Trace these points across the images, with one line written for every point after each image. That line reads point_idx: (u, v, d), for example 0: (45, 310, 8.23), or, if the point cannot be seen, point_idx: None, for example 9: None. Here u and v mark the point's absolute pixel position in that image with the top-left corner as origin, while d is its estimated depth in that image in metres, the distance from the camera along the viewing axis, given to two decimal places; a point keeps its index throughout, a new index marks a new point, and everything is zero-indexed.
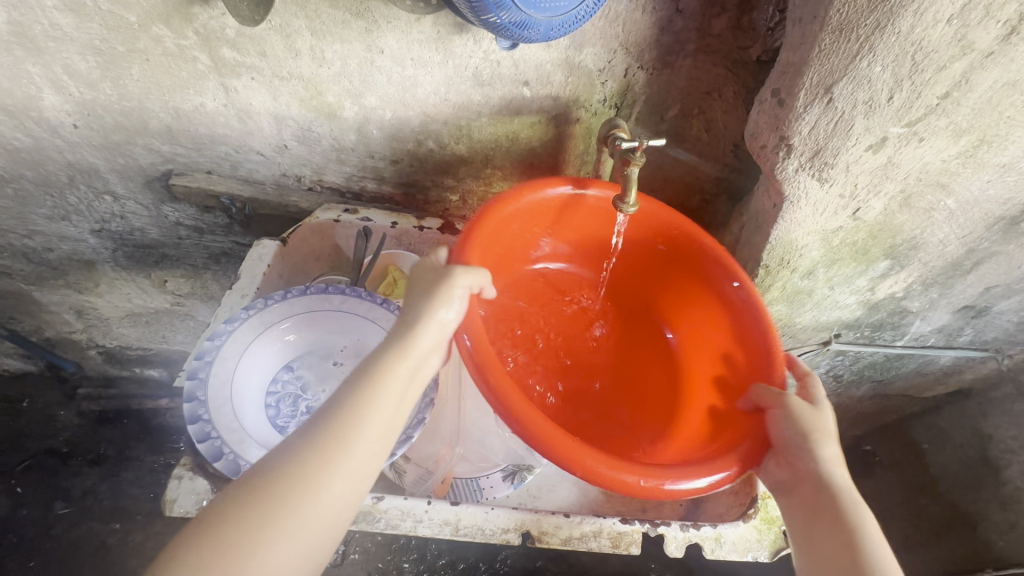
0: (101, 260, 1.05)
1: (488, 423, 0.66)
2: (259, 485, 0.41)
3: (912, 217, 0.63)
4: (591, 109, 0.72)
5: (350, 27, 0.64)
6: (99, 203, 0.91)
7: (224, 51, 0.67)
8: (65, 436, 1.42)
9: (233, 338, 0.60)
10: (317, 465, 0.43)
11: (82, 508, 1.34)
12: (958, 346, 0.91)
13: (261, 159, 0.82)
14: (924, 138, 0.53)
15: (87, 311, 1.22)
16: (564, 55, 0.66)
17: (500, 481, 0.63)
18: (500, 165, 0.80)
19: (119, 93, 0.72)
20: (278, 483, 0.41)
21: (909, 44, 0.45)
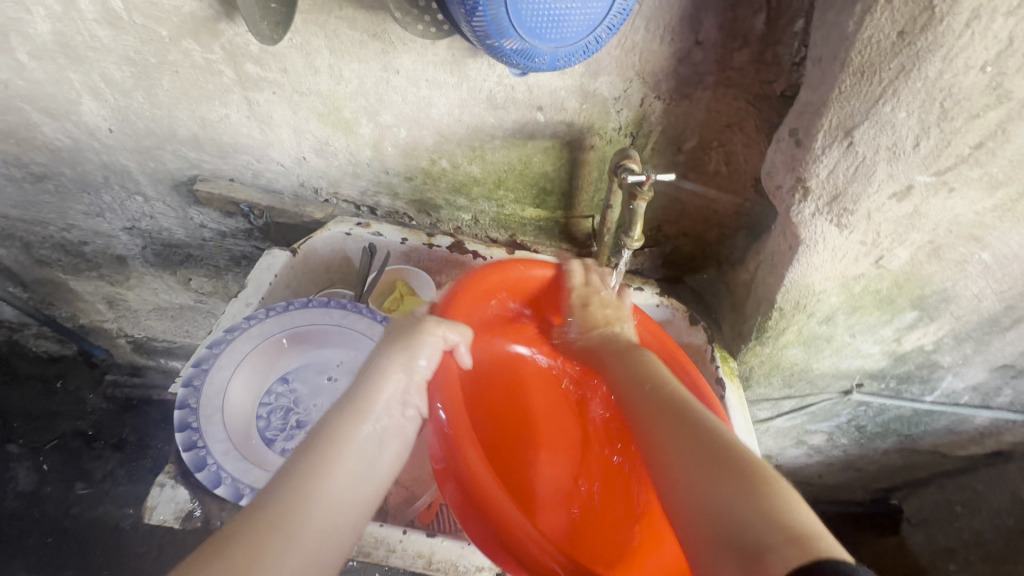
0: (132, 255, 1.10)
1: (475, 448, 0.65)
2: (225, 542, 0.42)
3: (943, 269, 0.59)
4: (606, 137, 0.70)
5: (367, 48, 0.64)
6: (130, 203, 0.95)
7: (247, 66, 0.69)
8: (91, 419, 1.48)
9: (231, 347, 0.61)
10: (299, 498, 0.45)
11: (100, 491, 1.39)
12: (995, 406, 0.84)
13: (281, 170, 0.83)
14: (955, 188, 0.49)
15: (118, 302, 1.27)
16: (579, 82, 0.65)
17: None
18: (513, 187, 0.79)
19: (150, 102, 0.75)
20: (246, 536, 0.42)
21: (937, 90, 0.42)
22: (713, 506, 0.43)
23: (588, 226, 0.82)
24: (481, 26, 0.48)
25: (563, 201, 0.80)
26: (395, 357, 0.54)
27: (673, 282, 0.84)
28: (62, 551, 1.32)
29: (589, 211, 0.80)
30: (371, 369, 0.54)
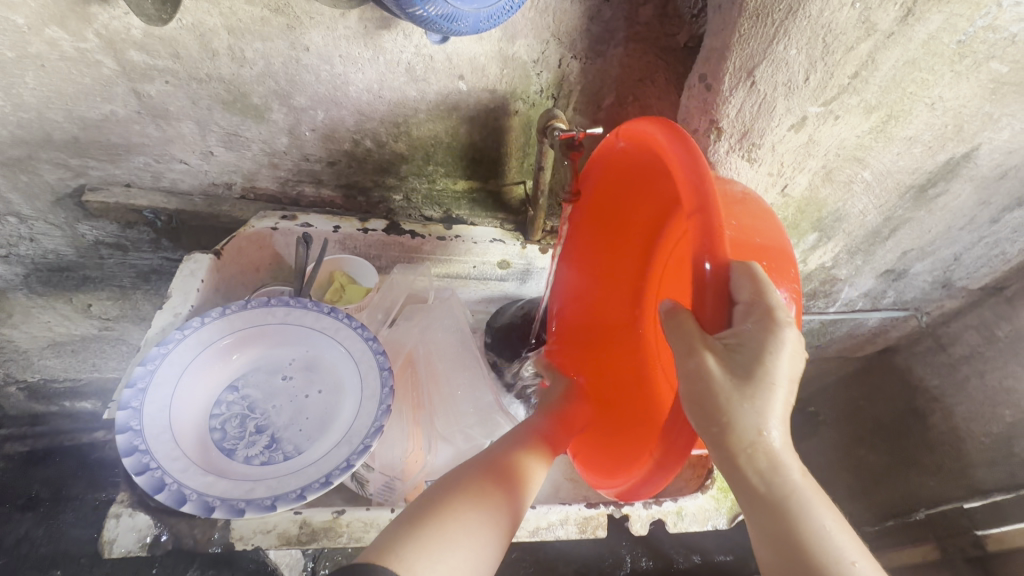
0: (13, 287, 0.96)
1: None
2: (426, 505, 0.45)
3: (834, 190, 0.68)
4: (529, 101, 0.72)
5: (270, 24, 0.60)
6: (2, 225, 0.83)
7: (132, 54, 0.62)
8: None
9: (168, 361, 0.56)
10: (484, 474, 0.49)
11: (16, 558, 1.22)
12: (882, 307, 0.98)
13: (186, 168, 0.77)
14: (839, 116, 0.56)
15: (1, 345, 1.10)
16: (498, 47, 0.65)
17: None
18: (442, 161, 0.79)
19: (12, 104, 0.65)
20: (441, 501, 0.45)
21: (819, 27, 0.47)
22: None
23: (520, 192, 0.84)
24: None
25: (495, 169, 0.81)
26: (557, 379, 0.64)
27: None
28: None
29: (519, 177, 0.82)
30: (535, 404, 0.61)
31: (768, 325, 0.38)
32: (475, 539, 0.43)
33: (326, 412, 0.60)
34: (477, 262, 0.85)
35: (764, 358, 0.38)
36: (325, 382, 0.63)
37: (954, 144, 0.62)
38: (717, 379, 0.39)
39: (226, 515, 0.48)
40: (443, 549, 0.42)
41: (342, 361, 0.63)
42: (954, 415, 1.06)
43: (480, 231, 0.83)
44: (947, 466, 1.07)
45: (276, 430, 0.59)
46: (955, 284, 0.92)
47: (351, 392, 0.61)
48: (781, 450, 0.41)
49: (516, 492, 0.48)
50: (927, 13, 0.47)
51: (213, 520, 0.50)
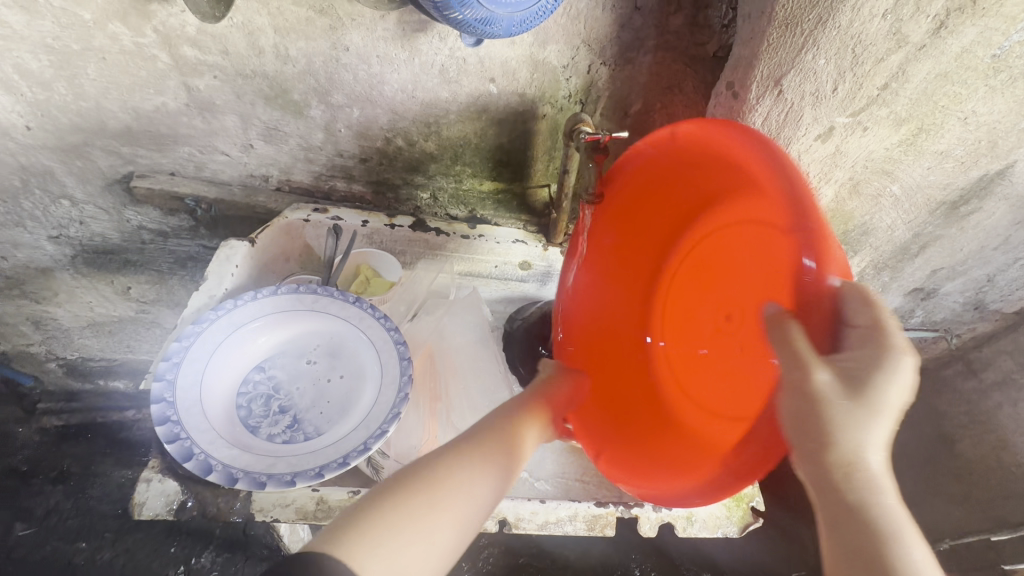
0: (60, 267, 1.02)
1: None
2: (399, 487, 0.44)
3: (861, 204, 0.67)
4: (557, 105, 0.74)
5: (314, 25, 0.63)
6: (56, 208, 0.88)
7: (185, 50, 0.66)
8: (25, 454, 1.35)
9: (202, 339, 0.59)
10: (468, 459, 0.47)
11: (45, 528, 1.27)
12: (910, 326, 0.96)
13: (227, 160, 0.81)
14: (868, 127, 0.56)
15: (45, 322, 1.17)
16: (529, 52, 0.67)
17: None
18: (470, 161, 0.81)
19: (74, 93, 0.70)
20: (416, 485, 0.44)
21: (849, 38, 0.48)
22: None
23: (544, 195, 0.86)
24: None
25: (521, 172, 0.82)
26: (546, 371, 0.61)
27: None
28: None
29: (544, 179, 0.84)
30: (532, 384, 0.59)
31: (879, 346, 0.37)
32: (444, 525, 0.43)
33: (347, 397, 0.62)
34: (500, 262, 0.86)
35: (878, 380, 0.37)
36: (347, 368, 0.65)
37: (988, 160, 0.61)
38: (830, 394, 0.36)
39: (248, 486, 0.50)
40: (408, 534, 0.41)
41: (364, 348, 0.65)
42: (984, 442, 1.02)
43: (504, 232, 0.86)
44: (973, 496, 1.03)
45: (299, 411, 0.61)
46: (988, 306, 0.89)
47: (371, 378, 0.63)
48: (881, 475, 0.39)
49: (494, 476, 0.47)
50: (961, 26, 0.47)
51: (236, 492, 0.53)
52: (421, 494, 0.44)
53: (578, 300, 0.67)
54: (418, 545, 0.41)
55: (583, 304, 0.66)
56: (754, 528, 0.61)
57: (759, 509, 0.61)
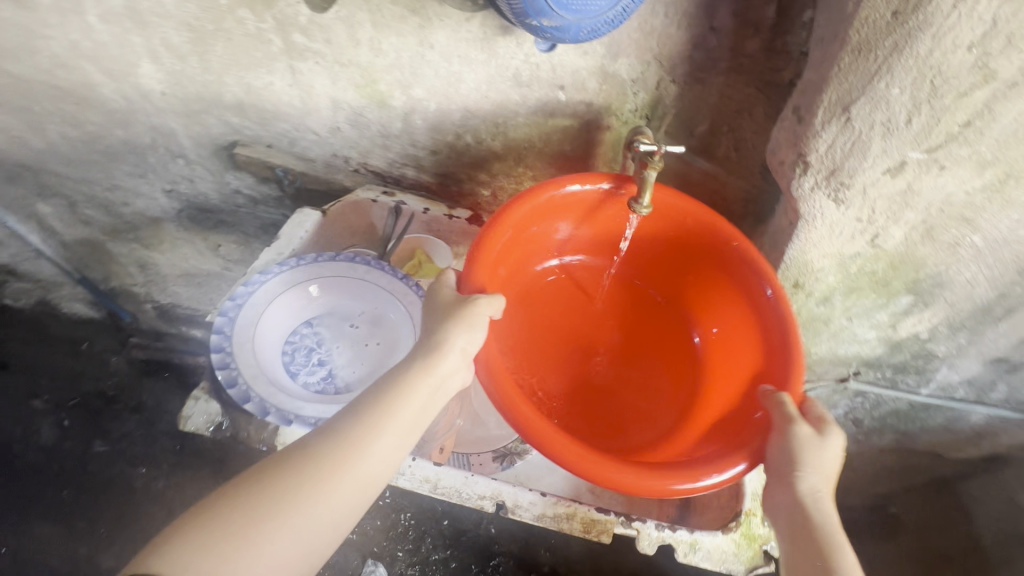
0: (168, 219, 1.16)
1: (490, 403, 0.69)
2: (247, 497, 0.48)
3: (936, 251, 0.62)
4: (622, 118, 0.75)
5: (406, 22, 0.70)
6: (173, 165, 1.01)
7: (295, 36, 0.75)
8: (113, 380, 1.52)
9: (265, 287, 0.66)
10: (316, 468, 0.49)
11: (117, 448, 1.43)
12: (989, 402, 0.86)
13: (316, 139, 0.89)
14: (946, 166, 0.52)
15: (149, 267, 1.33)
16: (600, 63, 0.69)
17: (491, 460, 0.64)
18: (532, 164, 0.84)
19: (202, 67, 0.81)
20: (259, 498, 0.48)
21: (928, 68, 0.46)
22: None
23: None
24: (519, 5, 0.54)
25: None
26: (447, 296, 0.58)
27: None
28: (77, 503, 1.36)
29: None
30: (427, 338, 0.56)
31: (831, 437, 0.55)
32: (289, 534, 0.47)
33: (379, 363, 0.67)
34: None
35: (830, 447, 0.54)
36: (384, 337, 0.69)
37: None
38: (808, 442, 0.53)
39: (277, 420, 0.57)
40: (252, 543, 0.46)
41: (403, 323, 0.69)
42: None
43: None
44: None
45: (335, 367, 0.67)
46: None
47: (403, 350, 0.67)
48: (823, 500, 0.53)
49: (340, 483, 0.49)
50: None
51: (266, 424, 0.58)
52: (244, 512, 0.47)
53: (585, 192, 0.65)
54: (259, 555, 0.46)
55: (588, 203, 0.67)
56: (763, 571, 0.59)
57: (771, 553, 0.59)
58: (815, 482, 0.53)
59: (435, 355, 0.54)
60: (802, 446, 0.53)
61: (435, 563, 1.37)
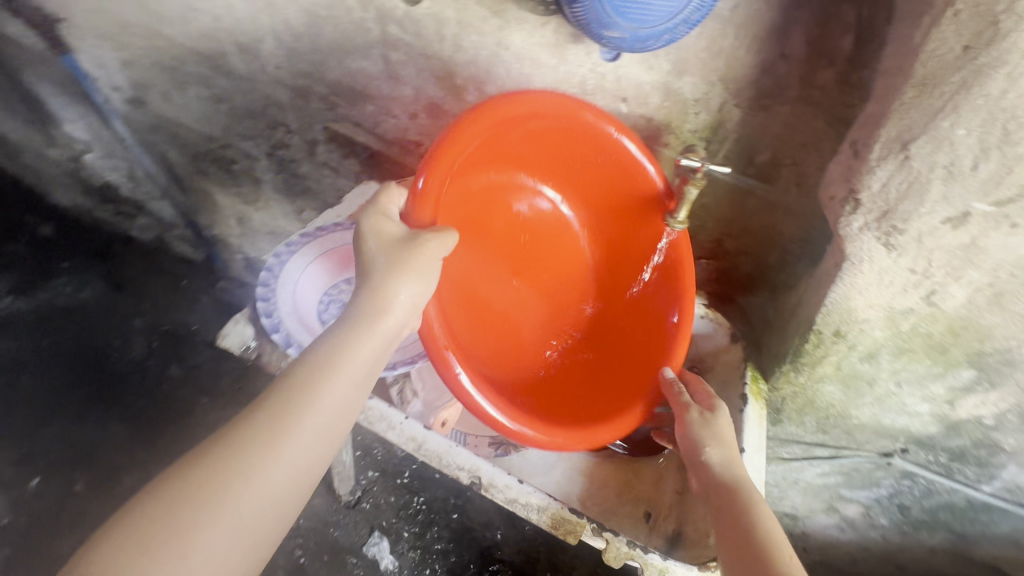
0: (266, 180, 1.31)
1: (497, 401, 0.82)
2: (183, 485, 0.46)
3: (1005, 322, 0.56)
4: (681, 137, 0.75)
5: (487, 23, 0.75)
6: (277, 132, 1.15)
7: (391, 28, 0.83)
8: (197, 316, 1.72)
9: (315, 240, 0.74)
10: (259, 441, 0.48)
11: (187, 376, 1.61)
12: None
13: (396, 123, 0.98)
14: (1019, 225, 0.48)
15: (245, 221, 1.51)
16: (664, 79, 0.70)
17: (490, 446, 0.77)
18: None
19: (312, 46, 0.92)
20: (197, 479, 0.46)
21: (999, 111, 0.43)
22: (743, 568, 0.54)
23: None
24: (593, 23, 0.57)
25: None
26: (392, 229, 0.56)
27: (723, 300, 0.89)
28: (147, 415, 1.55)
29: None
30: (373, 286, 0.54)
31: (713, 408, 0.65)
32: (237, 514, 0.45)
33: None
34: None
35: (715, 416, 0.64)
36: None
37: None
38: (695, 419, 0.64)
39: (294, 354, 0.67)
40: (199, 532, 0.44)
41: None
42: None
43: None
44: None
45: None
46: None
47: None
48: (727, 463, 0.61)
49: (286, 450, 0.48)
50: None
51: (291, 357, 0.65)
52: (183, 498, 0.45)
53: (637, 167, 0.66)
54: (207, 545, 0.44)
55: (630, 180, 0.68)
56: None
57: None
58: (715, 454, 0.62)
59: (382, 299, 0.54)
60: (693, 426, 0.63)
61: (436, 553, 1.45)
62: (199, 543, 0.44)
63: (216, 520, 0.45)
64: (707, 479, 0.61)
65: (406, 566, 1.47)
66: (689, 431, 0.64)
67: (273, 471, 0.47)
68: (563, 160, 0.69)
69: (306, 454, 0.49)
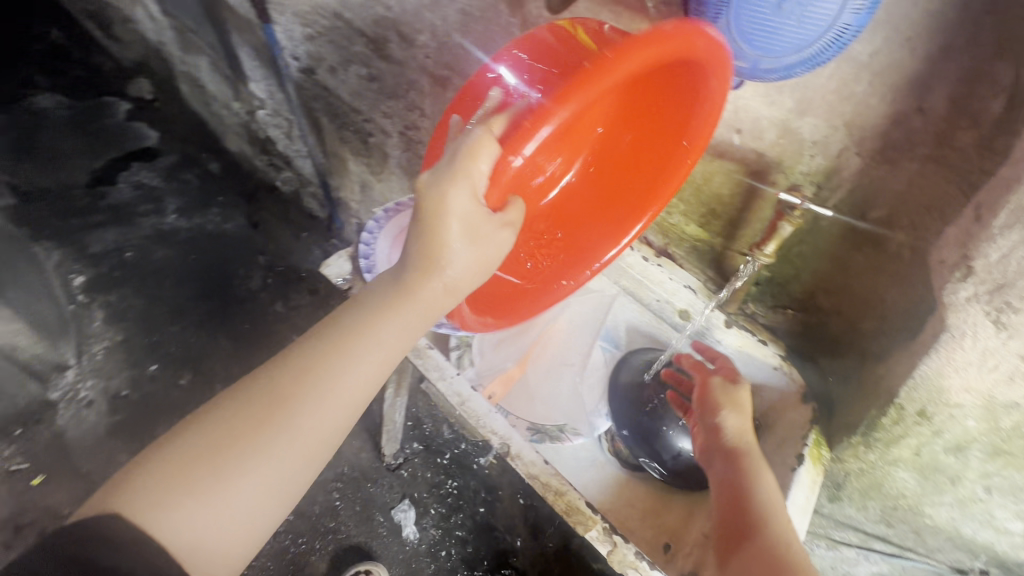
0: (393, 155, 1.46)
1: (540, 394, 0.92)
2: (238, 431, 0.56)
3: None
4: (791, 177, 0.73)
5: None
6: (413, 114, 1.28)
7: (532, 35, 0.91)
8: (308, 266, 1.96)
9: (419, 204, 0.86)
10: (297, 398, 0.58)
11: (287, 315, 1.86)
12: None
13: None
14: None
15: (368, 189, 1.68)
16: (785, 116, 0.68)
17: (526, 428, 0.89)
18: (685, 199, 0.86)
19: (460, 43, 1.03)
20: (248, 426, 0.57)
21: None
22: (742, 522, 0.64)
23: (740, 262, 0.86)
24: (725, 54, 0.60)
25: (728, 230, 0.84)
26: (462, 189, 0.53)
27: (804, 358, 0.85)
28: (249, 339, 1.81)
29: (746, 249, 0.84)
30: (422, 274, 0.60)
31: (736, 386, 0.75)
32: (278, 454, 0.57)
33: None
34: (660, 294, 0.90)
35: (739, 390, 0.74)
36: None
37: None
38: (728, 394, 0.74)
39: None
40: (246, 466, 0.55)
41: None
42: None
43: (681, 272, 0.90)
44: None
45: None
46: None
47: None
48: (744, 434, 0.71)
49: (319, 404, 0.58)
50: None
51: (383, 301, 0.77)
52: (235, 440, 0.56)
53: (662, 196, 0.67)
54: (253, 478, 0.55)
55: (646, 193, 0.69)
56: None
57: None
58: (736, 422, 0.72)
59: (430, 271, 0.58)
60: (722, 394, 0.74)
61: (455, 537, 1.53)
62: (248, 475, 0.55)
63: (265, 459, 0.56)
64: (719, 442, 0.71)
65: (425, 541, 1.51)
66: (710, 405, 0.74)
67: (311, 423, 0.58)
68: (650, 94, 0.65)
69: (336, 409, 0.59)
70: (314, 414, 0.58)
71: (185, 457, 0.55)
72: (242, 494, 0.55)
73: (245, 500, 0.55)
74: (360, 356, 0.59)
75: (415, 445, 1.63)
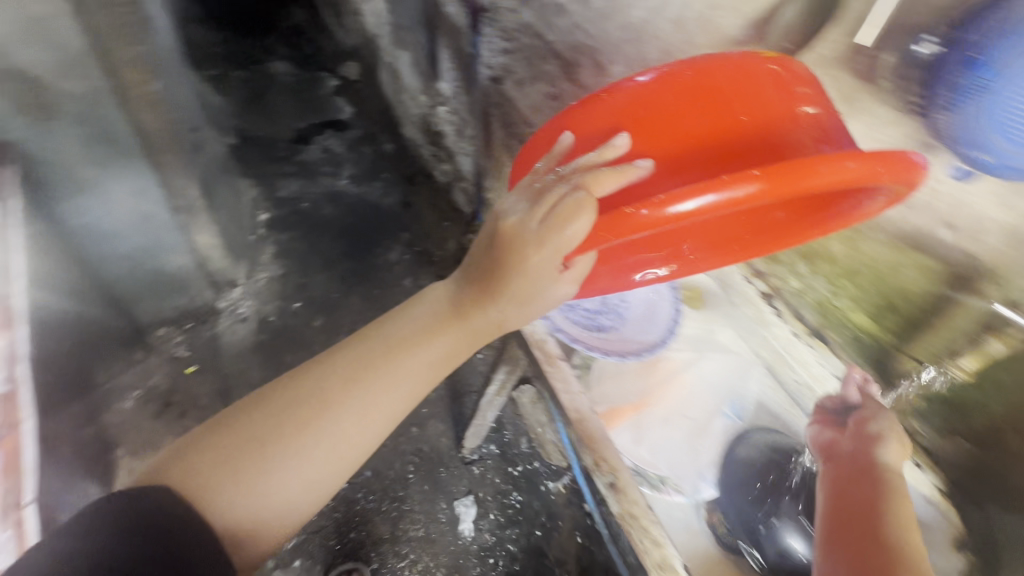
0: None
1: (651, 440, 0.90)
2: (287, 436, 0.68)
3: None
4: (1009, 292, 0.63)
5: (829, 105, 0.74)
6: None
7: None
8: (442, 252, 2.11)
9: None
10: (345, 411, 0.71)
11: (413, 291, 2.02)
12: None
13: None
14: None
15: None
16: (1020, 223, 0.59)
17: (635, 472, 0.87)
18: (859, 284, 0.79)
19: None
20: (294, 434, 0.68)
21: None
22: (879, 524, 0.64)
23: (910, 368, 0.77)
24: (964, 139, 0.59)
25: (908, 328, 0.75)
26: (546, 251, 0.64)
27: (970, 498, 0.74)
28: (377, 303, 1.99)
29: (922, 357, 0.75)
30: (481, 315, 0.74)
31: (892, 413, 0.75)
32: (318, 462, 0.68)
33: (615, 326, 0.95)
34: (803, 373, 0.89)
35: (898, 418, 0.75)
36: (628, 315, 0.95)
37: None
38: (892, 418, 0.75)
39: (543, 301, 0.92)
40: (293, 466, 0.67)
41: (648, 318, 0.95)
42: None
43: (834, 358, 0.86)
44: None
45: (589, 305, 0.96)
46: None
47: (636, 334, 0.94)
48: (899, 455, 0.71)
49: (365, 417, 0.72)
50: None
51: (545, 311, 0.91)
52: (284, 445, 0.67)
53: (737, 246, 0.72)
54: (294, 476, 0.67)
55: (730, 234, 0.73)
56: None
57: None
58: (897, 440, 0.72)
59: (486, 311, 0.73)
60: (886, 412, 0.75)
61: (505, 550, 1.53)
62: (294, 475, 0.67)
63: (307, 465, 0.68)
64: (867, 450, 0.72)
65: (478, 543, 1.54)
66: (818, 429, 0.79)
67: (351, 434, 0.71)
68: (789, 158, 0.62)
69: (374, 424, 0.72)
70: (356, 426, 0.71)
71: (229, 455, 0.66)
72: (285, 489, 0.67)
73: (282, 489, 0.67)
74: (397, 385, 0.73)
75: (493, 448, 1.68)
